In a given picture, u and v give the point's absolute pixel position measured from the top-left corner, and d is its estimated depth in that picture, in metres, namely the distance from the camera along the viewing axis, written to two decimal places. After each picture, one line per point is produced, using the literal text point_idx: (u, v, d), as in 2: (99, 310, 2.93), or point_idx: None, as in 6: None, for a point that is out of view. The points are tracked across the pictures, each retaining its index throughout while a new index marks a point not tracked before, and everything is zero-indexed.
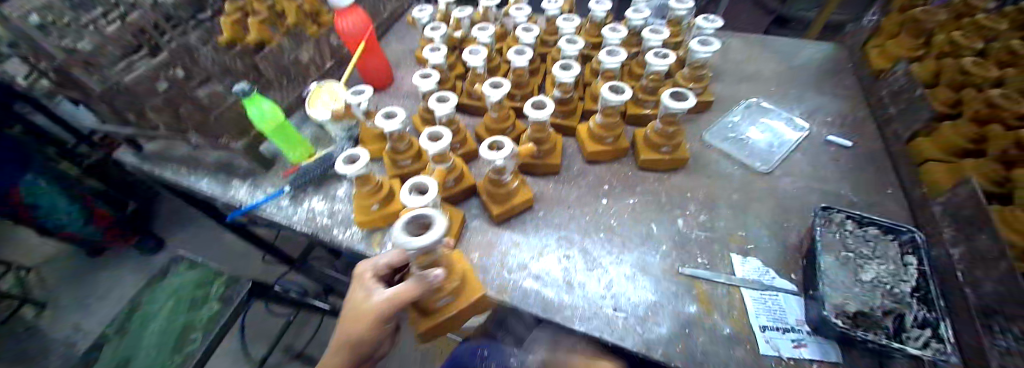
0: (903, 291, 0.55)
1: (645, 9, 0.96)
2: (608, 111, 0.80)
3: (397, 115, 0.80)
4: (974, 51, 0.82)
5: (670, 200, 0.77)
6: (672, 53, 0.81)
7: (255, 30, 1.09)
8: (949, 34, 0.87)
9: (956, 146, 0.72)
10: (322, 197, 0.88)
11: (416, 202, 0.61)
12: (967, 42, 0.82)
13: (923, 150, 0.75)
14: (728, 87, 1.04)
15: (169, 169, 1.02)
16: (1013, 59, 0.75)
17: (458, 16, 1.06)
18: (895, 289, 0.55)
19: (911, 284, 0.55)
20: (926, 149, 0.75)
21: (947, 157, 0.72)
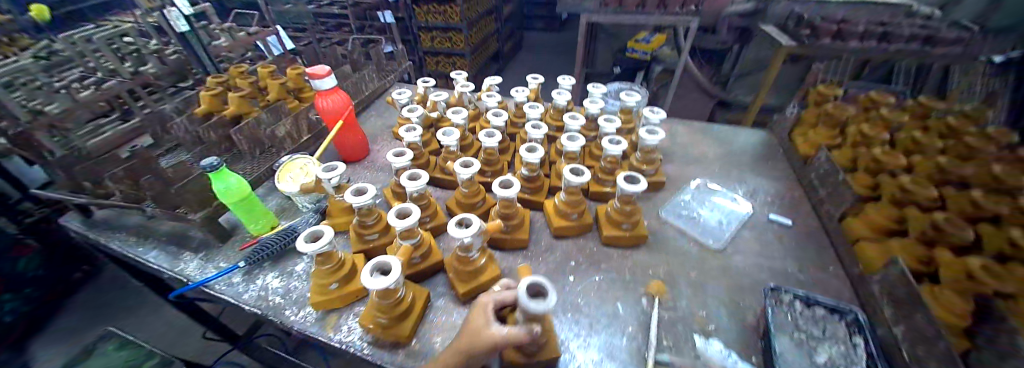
0: None
1: (599, 100, 1.08)
2: (571, 189, 0.85)
3: (367, 191, 0.81)
4: (883, 142, 0.97)
5: (633, 277, 0.78)
6: (624, 140, 0.90)
7: (235, 104, 1.13)
8: (859, 125, 1.07)
9: (884, 227, 0.79)
10: (279, 273, 0.83)
11: (378, 284, 0.59)
12: (875, 135, 0.99)
13: (857, 230, 0.81)
14: (679, 168, 1.16)
15: (114, 240, 0.95)
16: (916, 147, 0.93)
17: (434, 100, 1.16)
18: None
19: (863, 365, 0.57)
20: (858, 229, 0.81)
21: (880, 236, 0.79)
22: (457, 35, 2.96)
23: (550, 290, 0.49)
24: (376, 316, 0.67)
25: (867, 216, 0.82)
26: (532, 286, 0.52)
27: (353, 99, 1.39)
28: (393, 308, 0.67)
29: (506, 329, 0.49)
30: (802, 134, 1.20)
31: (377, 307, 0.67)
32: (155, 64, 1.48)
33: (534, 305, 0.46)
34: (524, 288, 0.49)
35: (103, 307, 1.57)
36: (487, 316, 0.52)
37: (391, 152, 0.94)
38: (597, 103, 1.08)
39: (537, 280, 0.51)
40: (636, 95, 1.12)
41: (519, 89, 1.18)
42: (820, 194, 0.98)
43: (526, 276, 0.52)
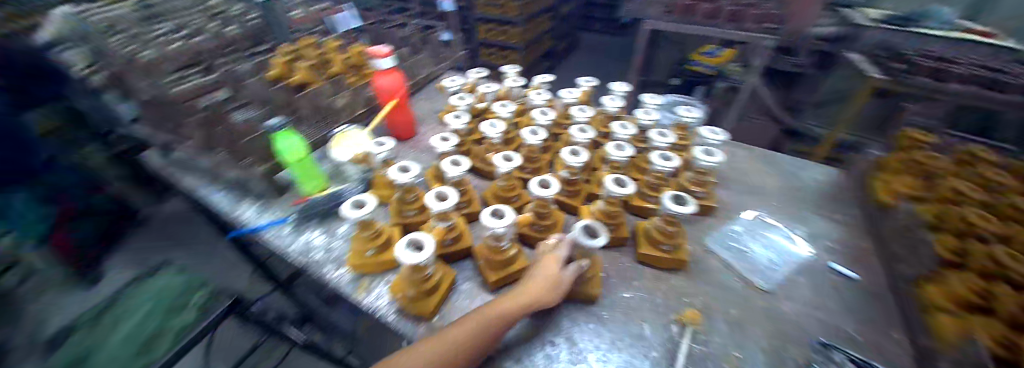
0: None
1: (654, 112, 1.02)
2: (611, 199, 0.82)
3: (411, 170, 0.84)
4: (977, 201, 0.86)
5: (666, 302, 0.75)
6: (677, 157, 0.86)
7: (302, 71, 1.20)
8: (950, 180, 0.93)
9: (964, 299, 0.66)
10: (323, 231, 0.88)
11: (412, 259, 0.61)
12: (969, 192, 0.88)
13: (932, 298, 0.70)
14: (733, 195, 1.08)
15: (188, 181, 1.07)
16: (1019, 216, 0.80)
17: (484, 91, 1.16)
18: None
19: None
20: (934, 297, 0.70)
21: (959, 312, 0.67)
22: (513, 29, 2.96)
23: (602, 230, 0.74)
24: (405, 289, 0.70)
25: (947, 284, 0.70)
26: (586, 230, 0.75)
27: (407, 81, 1.44)
28: (421, 284, 0.69)
29: (570, 268, 0.70)
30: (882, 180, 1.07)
31: (408, 281, 0.69)
32: (238, 27, 1.62)
33: (598, 239, 0.69)
34: (584, 230, 0.72)
35: (173, 237, 1.80)
36: (557, 263, 0.71)
37: (437, 136, 0.96)
38: (650, 115, 1.01)
39: (588, 224, 0.76)
40: (696, 111, 1.06)
41: (570, 90, 1.15)
42: (892, 250, 0.87)
43: (581, 222, 0.75)
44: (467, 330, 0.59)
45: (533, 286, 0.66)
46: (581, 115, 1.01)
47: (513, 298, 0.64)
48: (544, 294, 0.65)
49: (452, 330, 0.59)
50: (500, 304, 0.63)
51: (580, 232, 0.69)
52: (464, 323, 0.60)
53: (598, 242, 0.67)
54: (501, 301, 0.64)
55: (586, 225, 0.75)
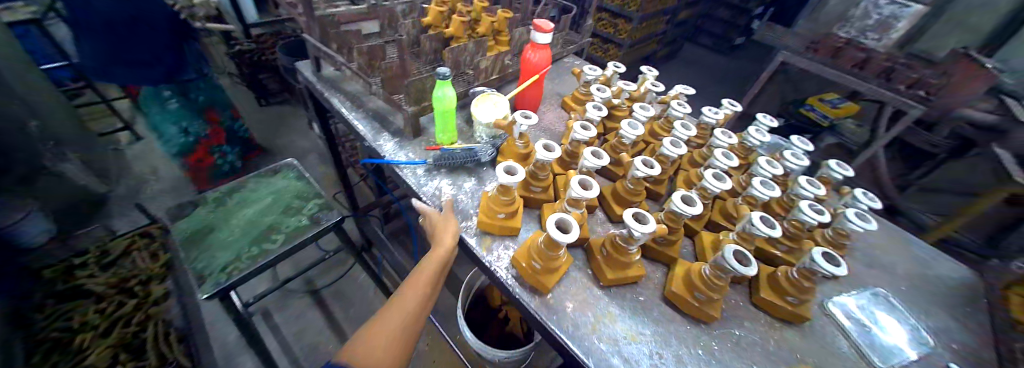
0: None
1: (804, 158, 0.99)
2: (745, 235, 0.80)
3: (554, 150, 0.87)
4: None
5: (778, 353, 0.73)
6: (828, 212, 0.83)
7: (453, 25, 1.28)
8: None
9: None
10: (452, 182, 0.95)
11: (565, 238, 0.65)
12: None
13: None
14: (856, 266, 1.01)
15: (336, 97, 1.17)
16: None
17: (622, 88, 1.15)
18: None
19: None
20: None
21: None
22: (623, 24, 2.86)
23: (752, 260, 0.69)
24: (533, 259, 0.74)
25: None
26: (731, 254, 0.70)
27: None
28: (551, 260, 0.72)
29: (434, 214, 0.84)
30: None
31: (538, 252, 0.73)
32: None
33: (747, 269, 0.65)
34: (729, 256, 0.68)
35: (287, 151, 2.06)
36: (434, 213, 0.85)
37: (577, 122, 0.97)
38: (800, 160, 0.97)
39: (737, 250, 0.70)
40: (848, 170, 0.99)
41: (711, 110, 1.11)
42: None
43: (728, 246, 0.70)
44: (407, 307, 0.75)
45: (434, 254, 0.78)
46: (724, 140, 0.98)
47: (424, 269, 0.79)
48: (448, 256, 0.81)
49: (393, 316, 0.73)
50: (420, 281, 0.78)
51: (731, 260, 0.66)
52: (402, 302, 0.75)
53: (747, 273, 0.65)
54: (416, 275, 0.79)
55: (736, 248, 0.71)
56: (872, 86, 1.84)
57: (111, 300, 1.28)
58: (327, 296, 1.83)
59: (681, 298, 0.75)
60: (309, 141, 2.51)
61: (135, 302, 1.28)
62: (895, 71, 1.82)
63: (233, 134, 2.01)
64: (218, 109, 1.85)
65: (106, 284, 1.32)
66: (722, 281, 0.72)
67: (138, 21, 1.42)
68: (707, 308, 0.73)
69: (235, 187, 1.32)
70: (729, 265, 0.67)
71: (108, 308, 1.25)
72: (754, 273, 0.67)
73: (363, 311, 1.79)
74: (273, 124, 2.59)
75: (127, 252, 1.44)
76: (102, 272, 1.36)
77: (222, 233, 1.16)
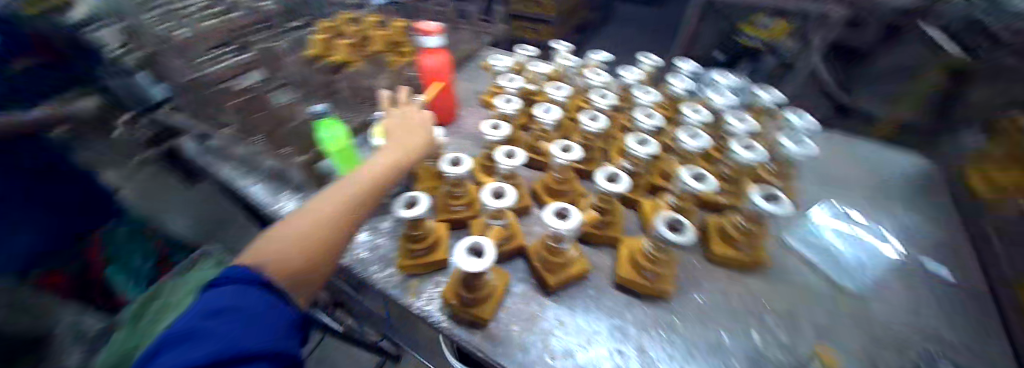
0: None
1: (729, 94, 0.94)
2: (683, 195, 0.74)
3: (463, 163, 0.78)
4: None
5: (744, 308, 0.68)
6: (762, 147, 0.78)
7: (342, 52, 1.17)
8: None
9: None
10: (367, 228, 0.86)
11: (479, 266, 0.57)
12: None
13: None
14: (808, 188, 0.97)
15: (228, 169, 1.07)
16: None
17: (533, 71, 1.08)
18: None
19: None
20: None
21: None
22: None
23: (688, 224, 0.63)
24: (460, 293, 0.66)
25: None
26: (667, 222, 0.64)
27: None
28: (479, 288, 0.66)
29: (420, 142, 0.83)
30: (990, 174, 0.94)
31: (464, 285, 0.65)
32: None
33: (680, 237, 0.59)
34: (663, 226, 0.62)
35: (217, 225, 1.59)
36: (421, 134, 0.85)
37: (486, 122, 0.89)
38: (726, 97, 0.92)
39: (670, 218, 0.64)
40: (776, 93, 0.97)
41: (629, 69, 1.05)
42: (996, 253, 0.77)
43: (662, 215, 0.64)
44: (321, 219, 0.59)
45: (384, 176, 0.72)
46: (645, 99, 0.93)
47: (348, 183, 0.67)
48: (380, 174, 0.71)
49: (301, 224, 0.58)
50: (344, 193, 0.65)
51: (663, 231, 0.60)
52: (307, 215, 0.60)
53: (684, 242, 0.59)
54: (338, 189, 0.66)
55: (670, 216, 0.65)
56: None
57: None
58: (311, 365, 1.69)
59: (631, 283, 0.68)
60: None
61: None
62: None
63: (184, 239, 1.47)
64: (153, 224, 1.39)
65: None
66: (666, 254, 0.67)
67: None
68: (659, 286, 0.67)
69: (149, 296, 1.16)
70: (662, 235, 0.61)
71: None
72: (692, 240, 0.60)
73: None
74: None
75: None
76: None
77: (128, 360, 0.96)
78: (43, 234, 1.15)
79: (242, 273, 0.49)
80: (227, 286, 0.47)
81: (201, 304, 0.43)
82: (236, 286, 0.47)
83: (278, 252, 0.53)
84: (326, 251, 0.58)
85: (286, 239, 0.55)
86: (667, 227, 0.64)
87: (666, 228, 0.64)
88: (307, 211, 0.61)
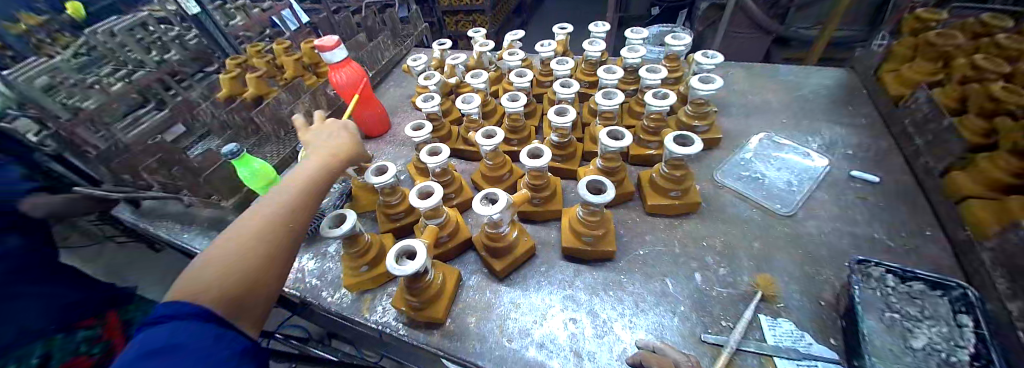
0: (960, 358, 0.49)
1: (640, 48, 0.97)
2: (608, 155, 0.75)
3: (388, 170, 0.77)
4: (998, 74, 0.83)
5: (684, 251, 0.70)
6: (672, 92, 0.80)
7: (253, 85, 1.11)
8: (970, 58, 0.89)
9: (998, 182, 0.67)
10: (313, 254, 0.83)
11: (404, 268, 0.55)
12: (990, 67, 0.84)
13: (963, 185, 0.69)
14: (737, 122, 1.00)
15: (162, 227, 0.97)
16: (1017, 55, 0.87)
17: (452, 64, 1.07)
18: (950, 356, 0.49)
19: (969, 349, 0.50)
20: (964, 184, 0.70)
21: (990, 193, 0.67)
22: None
23: (609, 183, 0.64)
24: (407, 299, 0.64)
25: (976, 167, 0.69)
26: (591, 185, 0.65)
27: (370, 70, 1.34)
28: (423, 291, 0.63)
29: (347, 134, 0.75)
30: (894, 72, 1.00)
31: (407, 291, 0.63)
32: (177, 51, 1.46)
33: (599, 197, 0.60)
34: (584, 187, 0.63)
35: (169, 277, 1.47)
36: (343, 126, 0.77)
37: (409, 125, 0.88)
38: (637, 52, 0.95)
39: (594, 179, 0.65)
40: (685, 37, 0.99)
41: (544, 44, 1.06)
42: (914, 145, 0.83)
43: (586, 178, 0.65)
44: (260, 230, 0.50)
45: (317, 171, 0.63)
46: (561, 69, 0.94)
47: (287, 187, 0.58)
48: (321, 175, 0.63)
49: (235, 239, 0.48)
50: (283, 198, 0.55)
51: (584, 193, 0.60)
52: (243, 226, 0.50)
53: (604, 200, 0.60)
54: (274, 195, 0.56)
55: (592, 179, 0.65)
56: None
57: None
58: None
59: (574, 251, 0.69)
60: None
61: None
62: None
63: None
64: None
65: None
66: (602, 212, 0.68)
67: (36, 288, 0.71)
68: (601, 248, 0.68)
69: None
70: (584, 197, 0.62)
71: None
72: (613, 197, 0.61)
73: None
74: None
75: None
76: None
77: None
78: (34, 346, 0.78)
79: (178, 308, 0.39)
80: (166, 323, 0.38)
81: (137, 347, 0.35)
82: (178, 321, 0.38)
83: (215, 273, 0.44)
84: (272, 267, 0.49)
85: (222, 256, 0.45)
86: (591, 190, 0.65)
87: (590, 190, 0.65)
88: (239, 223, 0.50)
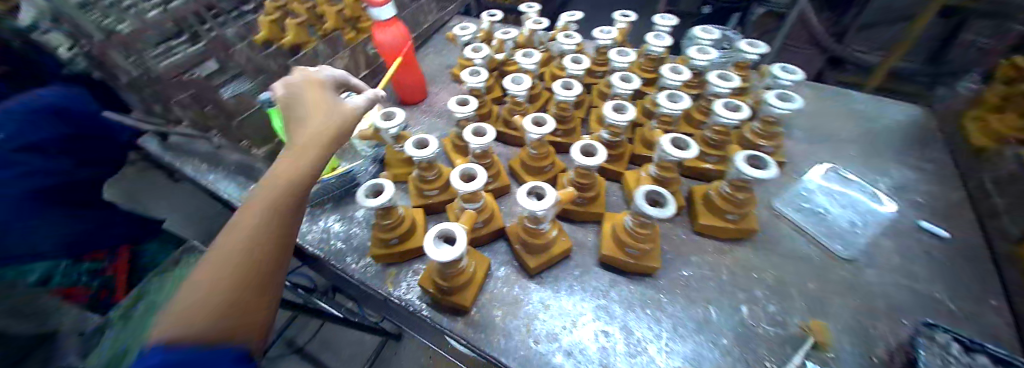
0: None
1: (711, 50, 0.88)
2: (665, 164, 0.70)
3: (429, 144, 0.72)
4: None
5: (731, 279, 0.65)
6: (746, 106, 0.74)
7: (293, 32, 1.06)
8: None
9: None
10: (338, 217, 0.80)
11: (442, 256, 0.52)
12: None
13: None
14: (798, 147, 0.93)
15: (188, 165, 0.95)
16: None
17: (501, 39, 1.00)
18: None
19: None
20: None
21: None
22: None
23: (669, 197, 0.59)
24: (436, 281, 0.61)
25: None
26: (649, 195, 0.61)
27: (411, 33, 1.27)
28: (455, 277, 0.60)
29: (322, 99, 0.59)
30: (983, 118, 0.90)
31: (438, 274, 0.60)
32: None
33: (660, 210, 0.55)
34: (643, 197, 0.58)
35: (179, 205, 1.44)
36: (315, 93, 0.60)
37: (454, 99, 0.84)
38: (707, 54, 0.86)
39: (653, 189, 0.61)
40: (761, 44, 0.90)
41: (605, 29, 0.97)
42: (993, 204, 0.75)
43: (645, 186, 0.60)
44: (231, 245, 0.39)
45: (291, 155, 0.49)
46: (621, 62, 0.86)
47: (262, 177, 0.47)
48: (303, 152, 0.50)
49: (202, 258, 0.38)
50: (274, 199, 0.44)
51: (643, 204, 0.56)
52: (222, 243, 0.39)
53: (665, 214, 0.55)
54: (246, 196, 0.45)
55: (650, 189, 0.60)
56: None
57: None
58: (314, 352, 1.58)
59: (615, 261, 0.65)
60: None
61: None
62: None
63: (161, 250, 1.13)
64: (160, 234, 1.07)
65: None
66: (653, 227, 0.63)
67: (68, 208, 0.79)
68: (644, 261, 0.64)
69: None
70: (640, 208, 0.58)
71: None
72: (674, 213, 0.57)
73: (354, 352, 1.58)
74: None
75: None
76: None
77: None
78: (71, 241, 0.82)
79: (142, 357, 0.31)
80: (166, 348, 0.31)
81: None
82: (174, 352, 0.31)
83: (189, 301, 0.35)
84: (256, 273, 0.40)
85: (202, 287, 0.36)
86: (650, 200, 0.60)
87: (648, 200, 0.60)
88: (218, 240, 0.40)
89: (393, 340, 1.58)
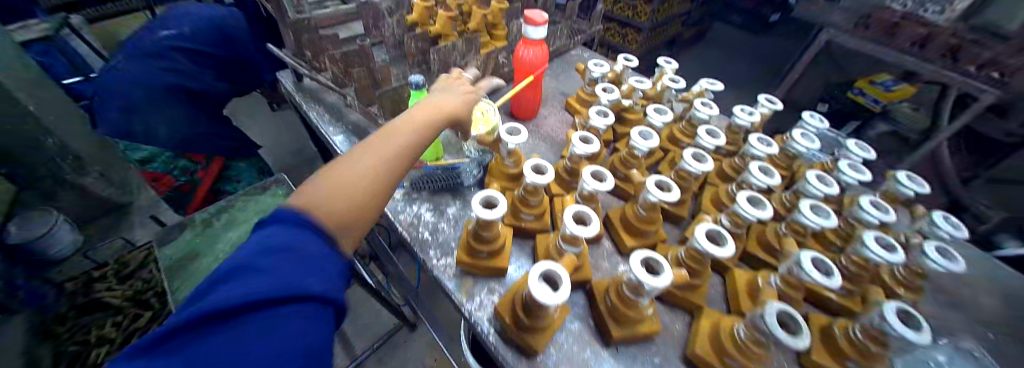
0: None
1: (865, 171, 0.82)
2: (790, 279, 0.65)
3: (548, 172, 0.72)
4: None
5: None
6: (901, 248, 0.68)
7: (442, 23, 1.14)
8: None
9: None
10: (432, 208, 0.82)
11: (554, 298, 0.49)
12: None
13: None
14: (938, 311, 0.79)
15: (313, 110, 1.03)
16: None
17: (634, 86, 0.99)
18: None
19: None
20: None
21: None
22: (642, 6, 2.50)
23: (804, 327, 0.54)
24: (516, 314, 0.59)
25: None
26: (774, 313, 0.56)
27: None
28: (539, 318, 0.57)
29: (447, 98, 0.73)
30: None
31: (524, 307, 0.58)
32: None
33: (795, 341, 0.51)
34: (772, 315, 0.54)
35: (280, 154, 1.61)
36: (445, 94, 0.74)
37: (577, 133, 0.82)
38: (859, 173, 0.81)
39: (781, 309, 0.55)
40: (923, 184, 0.83)
41: (745, 110, 0.95)
42: None
43: (773, 303, 0.56)
44: (352, 178, 0.51)
45: (401, 134, 0.59)
46: (763, 151, 0.82)
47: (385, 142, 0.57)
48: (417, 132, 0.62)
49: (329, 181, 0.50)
50: (389, 144, 0.57)
51: (778, 330, 0.51)
52: (331, 176, 0.50)
53: (801, 347, 0.51)
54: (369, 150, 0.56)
55: (779, 309, 0.55)
56: (924, 62, 1.47)
57: (126, 313, 1.27)
58: None
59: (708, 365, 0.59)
60: (300, 135, 2.27)
61: (149, 315, 1.28)
62: (965, 48, 1.36)
63: (234, 176, 1.70)
64: (228, 171, 1.70)
65: (124, 297, 1.29)
66: (762, 349, 0.56)
67: (179, 87, 1.36)
68: None
69: (224, 206, 1.17)
70: (765, 326, 0.53)
71: (124, 321, 1.25)
72: (806, 346, 0.52)
73: (369, 325, 1.60)
74: (272, 127, 2.30)
75: (145, 263, 1.36)
76: (120, 284, 1.31)
77: (204, 259, 1.02)
78: (179, 133, 1.40)
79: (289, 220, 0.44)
80: (274, 225, 0.43)
81: (235, 259, 0.39)
82: (290, 225, 0.43)
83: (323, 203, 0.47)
84: (360, 205, 0.51)
85: (320, 199, 0.48)
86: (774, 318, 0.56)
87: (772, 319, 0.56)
88: (329, 173, 0.51)
89: (407, 328, 1.57)
